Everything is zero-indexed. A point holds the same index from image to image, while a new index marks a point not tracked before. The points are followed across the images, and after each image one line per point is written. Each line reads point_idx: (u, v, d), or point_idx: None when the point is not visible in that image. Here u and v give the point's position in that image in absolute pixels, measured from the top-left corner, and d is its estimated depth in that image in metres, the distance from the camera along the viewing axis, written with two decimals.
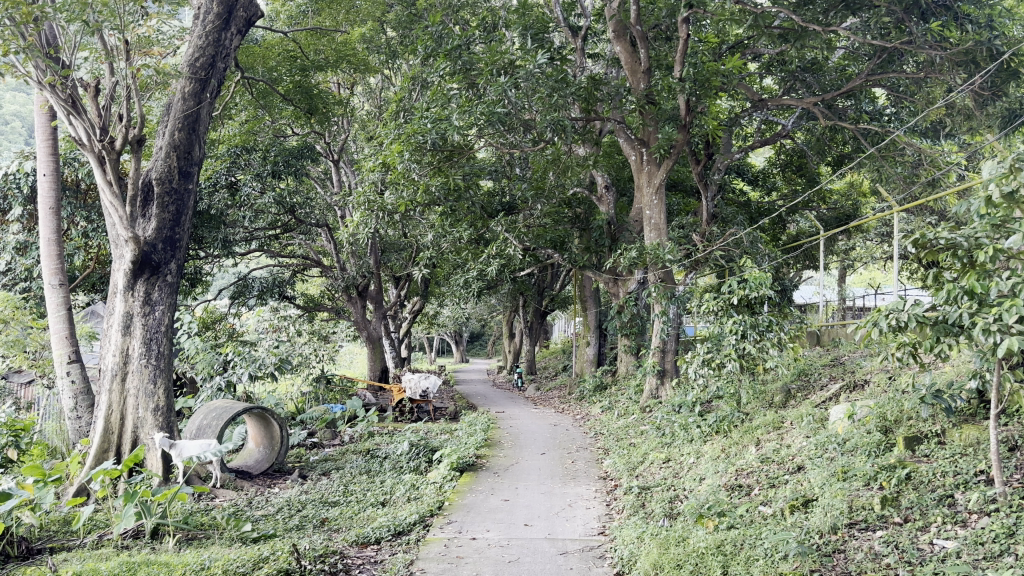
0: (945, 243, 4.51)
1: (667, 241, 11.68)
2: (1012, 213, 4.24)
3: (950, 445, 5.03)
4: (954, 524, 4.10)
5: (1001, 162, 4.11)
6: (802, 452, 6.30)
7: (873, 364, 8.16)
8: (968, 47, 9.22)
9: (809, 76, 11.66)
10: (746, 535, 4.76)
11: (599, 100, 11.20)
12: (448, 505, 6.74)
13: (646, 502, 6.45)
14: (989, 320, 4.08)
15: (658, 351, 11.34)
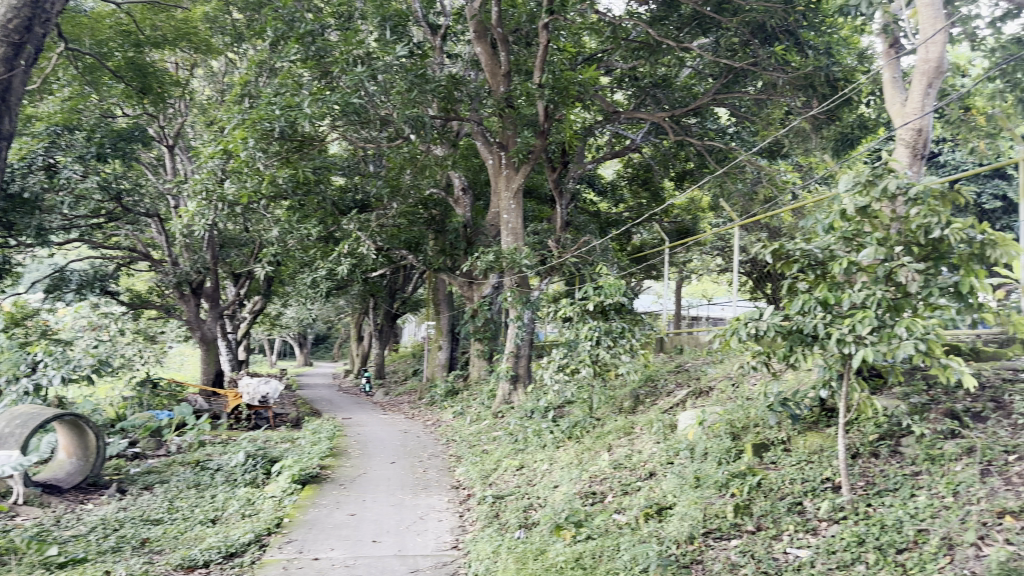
0: (801, 253, 4.65)
1: (523, 246, 11.62)
2: (863, 228, 4.49)
3: (795, 452, 5.17)
4: (806, 532, 4.18)
5: (857, 177, 4.46)
6: (654, 458, 6.32)
7: (718, 371, 8.40)
8: (808, 71, 9.78)
9: (659, 92, 11.72)
10: (604, 546, 4.66)
11: (458, 99, 10.97)
12: (288, 522, 6.21)
13: (500, 512, 6.24)
14: (844, 331, 4.27)
15: (512, 356, 11.24)
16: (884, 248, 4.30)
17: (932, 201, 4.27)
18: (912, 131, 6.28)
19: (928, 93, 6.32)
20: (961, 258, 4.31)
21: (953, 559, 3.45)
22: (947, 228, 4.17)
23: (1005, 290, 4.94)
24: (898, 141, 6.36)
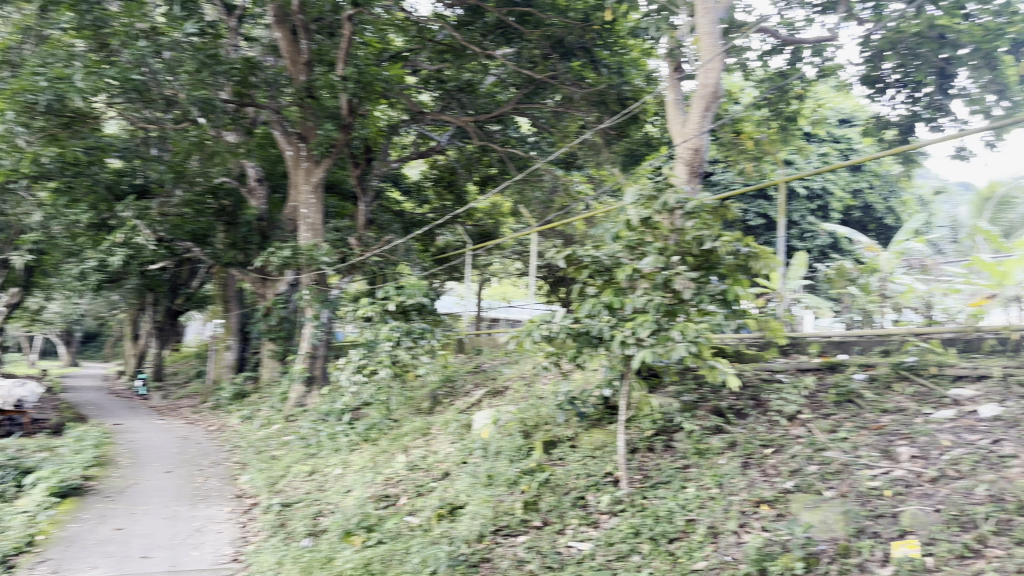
0: (590, 259, 4.90)
1: (323, 243, 11.30)
2: (644, 238, 4.78)
3: (581, 448, 5.38)
4: (588, 526, 4.37)
5: (642, 190, 4.75)
6: (448, 458, 6.33)
7: (513, 371, 8.62)
8: (601, 89, 10.47)
9: (464, 97, 11.52)
10: (394, 550, 4.59)
11: (255, 86, 10.40)
12: (40, 541, 5.52)
13: (287, 521, 5.95)
14: (626, 334, 4.55)
15: (307, 357, 10.87)
16: (663, 257, 4.64)
17: (706, 216, 4.65)
18: (690, 150, 6.84)
19: (705, 116, 6.86)
20: (728, 268, 4.71)
21: (717, 546, 3.73)
22: (717, 241, 4.55)
23: (763, 297, 5.27)
24: (678, 159, 6.90)
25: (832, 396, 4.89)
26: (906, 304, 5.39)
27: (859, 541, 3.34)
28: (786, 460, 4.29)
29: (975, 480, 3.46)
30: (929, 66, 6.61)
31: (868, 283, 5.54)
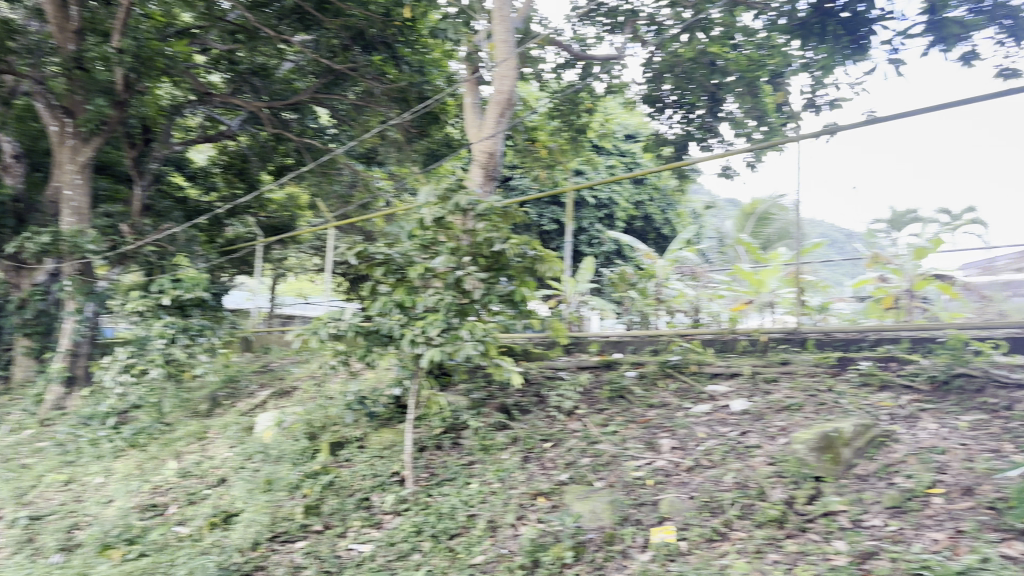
0: (382, 258, 4.77)
1: (90, 232, 9.91)
2: (437, 237, 4.78)
3: (368, 449, 5.28)
4: (370, 527, 4.31)
5: (435, 190, 4.78)
6: (226, 463, 5.96)
7: (302, 370, 8.31)
8: (402, 86, 10.38)
9: (257, 81, 10.78)
10: (158, 563, 4.25)
11: (10, 48, 9.23)
12: None
13: (33, 537, 5.31)
14: (416, 332, 4.60)
15: (68, 355, 9.71)
16: (455, 257, 4.70)
17: (496, 219, 4.74)
18: (485, 153, 6.97)
19: (500, 122, 6.99)
20: (517, 270, 4.83)
21: (494, 540, 3.81)
22: (507, 244, 4.63)
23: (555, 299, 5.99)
24: (473, 162, 6.99)
25: (607, 392, 5.21)
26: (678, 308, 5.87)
27: (624, 529, 3.56)
28: (563, 453, 4.49)
29: (725, 469, 3.80)
30: (701, 89, 7.19)
31: (645, 287, 5.96)
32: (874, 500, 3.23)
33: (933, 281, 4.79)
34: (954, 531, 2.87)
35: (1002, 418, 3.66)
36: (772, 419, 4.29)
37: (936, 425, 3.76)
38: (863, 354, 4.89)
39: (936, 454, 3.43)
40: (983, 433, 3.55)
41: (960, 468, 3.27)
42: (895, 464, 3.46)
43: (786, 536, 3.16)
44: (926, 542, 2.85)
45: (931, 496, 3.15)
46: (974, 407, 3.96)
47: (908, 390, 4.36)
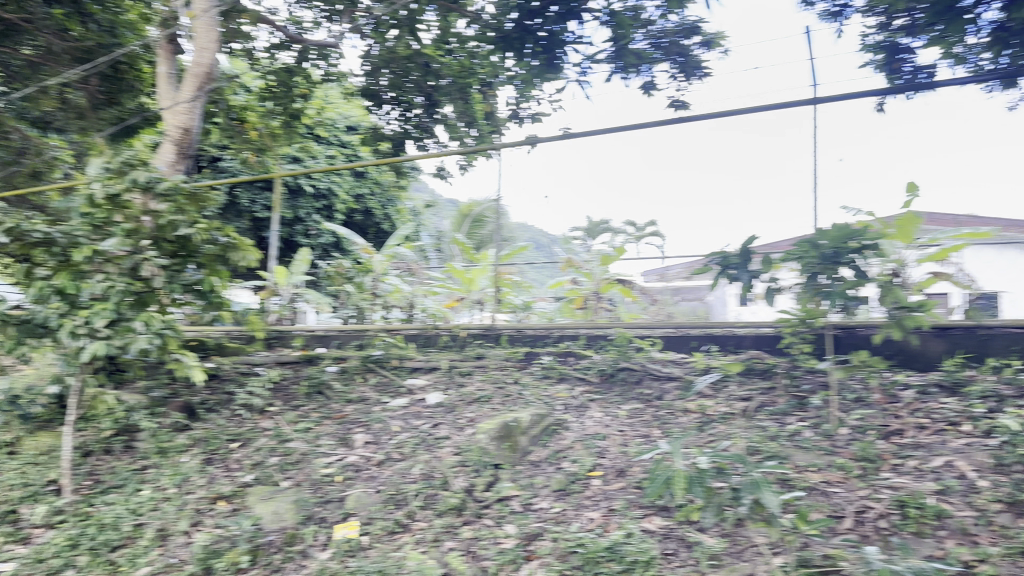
0: (39, 237, 4.15)
1: None
2: (112, 217, 4.28)
3: (20, 455, 4.54)
4: (13, 543, 3.73)
5: (109, 163, 4.27)
6: None
7: None
8: (88, 48, 7.90)
9: None
10: None
11: None
12: None
13: None
14: (78, 322, 4.10)
15: None
16: (132, 240, 4.26)
17: (181, 200, 4.36)
18: (179, 129, 6.38)
19: (197, 97, 6.43)
20: (207, 257, 4.49)
21: (164, 549, 3.51)
22: (192, 228, 4.29)
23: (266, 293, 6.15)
24: (164, 137, 6.37)
25: (304, 388, 5.05)
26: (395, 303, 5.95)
27: (305, 528, 3.47)
28: (250, 454, 4.27)
29: (413, 460, 3.88)
30: (418, 89, 7.02)
31: (362, 282, 6.01)
32: (543, 484, 3.49)
33: (615, 285, 5.19)
34: (608, 509, 3.19)
35: (654, 407, 4.16)
36: (462, 411, 4.46)
37: (601, 414, 4.18)
38: (546, 349, 5.28)
39: (599, 440, 3.81)
40: (638, 420, 4.01)
41: (616, 452, 3.67)
42: (564, 450, 3.78)
43: (463, 523, 3.30)
44: (584, 520, 3.14)
45: (591, 478, 3.49)
46: (633, 396, 4.41)
47: (581, 381, 4.78)
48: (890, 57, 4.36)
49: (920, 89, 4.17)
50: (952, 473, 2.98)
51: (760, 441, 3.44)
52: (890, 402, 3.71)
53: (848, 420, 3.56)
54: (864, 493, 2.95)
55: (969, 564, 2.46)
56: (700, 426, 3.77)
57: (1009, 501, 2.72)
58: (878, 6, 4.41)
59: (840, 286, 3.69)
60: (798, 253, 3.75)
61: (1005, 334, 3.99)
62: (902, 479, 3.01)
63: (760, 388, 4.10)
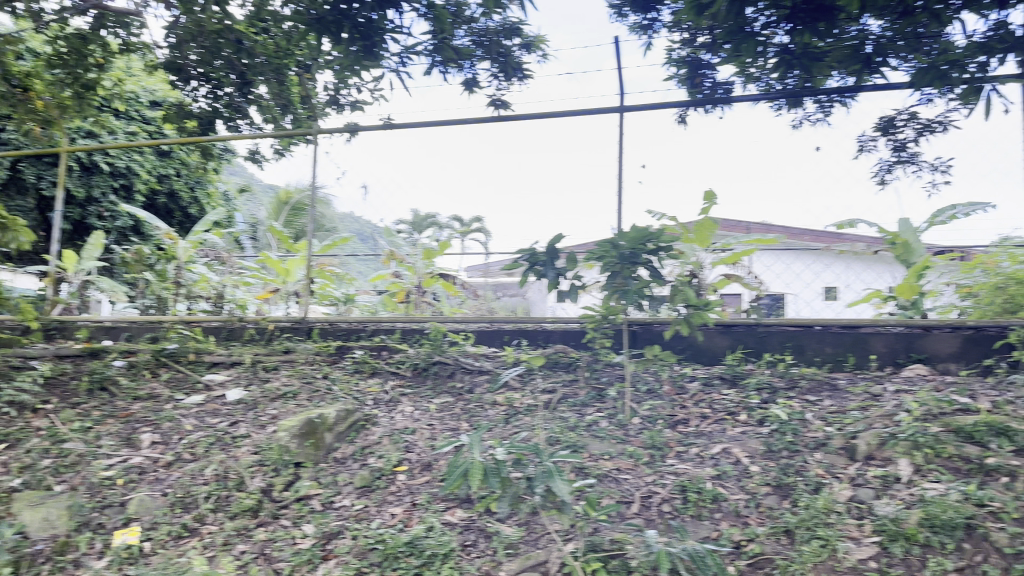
0: None
1: None
2: None
3: None
4: None
5: None
6: None
7: None
8: None
9: None
10: None
11: None
12: None
13: None
14: None
15: None
16: None
17: None
18: None
19: None
20: None
21: None
22: None
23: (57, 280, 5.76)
24: None
25: (85, 384, 4.60)
26: (200, 293, 5.69)
27: (79, 535, 3.18)
28: (17, 456, 3.83)
29: (206, 461, 3.66)
30: (229, 66, 6.21)
31: (164, 270, 5.72)
32: (346, 481, 3.43)
33: (437, 279, 5.92)
34: (410, 504, 3.19)
35: (463, 400, 4.19)
36: (264, 408, 4.27)
37: (411, 408, 4.15)
38: (359, 343, 5.10)
39: (407, 435, 3.79)
40: (447, 414, 4.03)
41: (423, 446, 3.67)
42: (370, 446, 3.72)
43: (258, 524, 3.16)
44: (385, 516, 3.12)
45: (396, 473, 3.47)
46: (444, 390, 4.38)
47: (393, 376, 4.64)
48: (692, 72, 4.73)
49: (718, 103, 4.56)
50: (728, 459, 3.25)
51: (560, 432, 3.57)
52: (679, 394, 3.99)
53: (642, 411, 3.78)
54: (651, 479, 3.15)
55: (738, 542, 2.70)
56: (506, 419, 3.85)
57: (773, 483, 3.01)
58: (684, 23, 4.70)
59: (636, 284, 3.89)
60: (599, 253, 3.86)
61: (779, 332, 4.43)
62: (685, 465, 3.24)
63: (564, 381, 4.24)
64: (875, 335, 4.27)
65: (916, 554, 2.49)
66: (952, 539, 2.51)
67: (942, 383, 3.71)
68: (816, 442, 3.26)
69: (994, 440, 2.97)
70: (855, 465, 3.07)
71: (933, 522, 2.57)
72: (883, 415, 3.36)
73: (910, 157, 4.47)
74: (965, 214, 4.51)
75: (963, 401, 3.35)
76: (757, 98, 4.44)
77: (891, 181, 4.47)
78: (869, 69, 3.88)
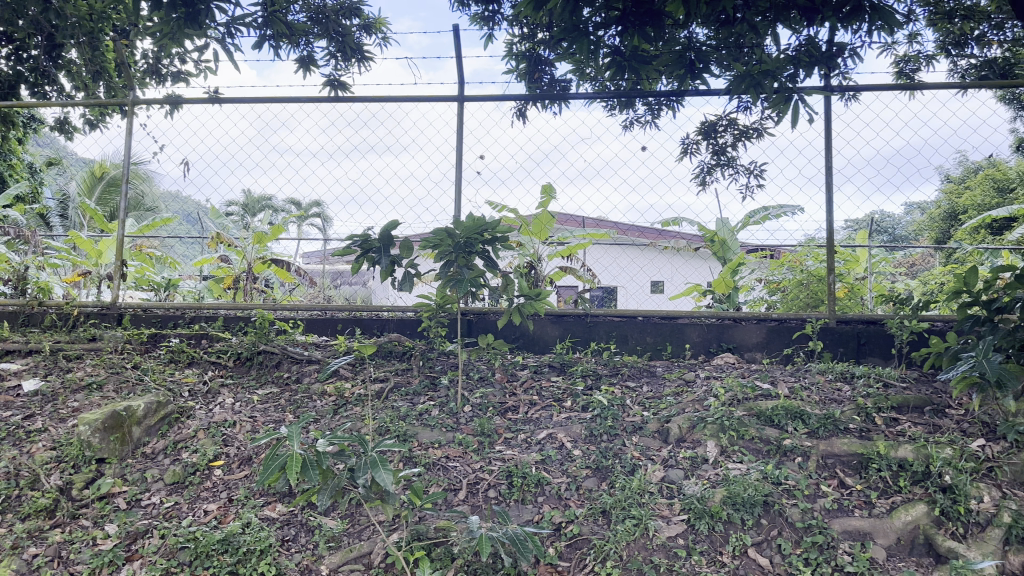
0: None
1: None
2: None
3: None
4: None
5: None
6: None
7: None
8: None
9: None
10: None
11: None
12: None
13: None
14: None
15: None
16: None
17: None
18: None
19: None
20: None
21: None
22: None
23: None
24: None
25: None
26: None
27: None
28: None
29: None
30: (34, 27, 5.57)
31: None
32: (156, 478, 3.22)
33: (268, 266, 5.69)
34: (226, 500, 3.05)
35: (289, 391, 4.04)
36: (65, 400, 3.90)
37: (232, 400, 3.95)
38: (175, 331, 4.74)
39: (225, 428, 3.60)
40: (271, 406, 3.87)
41: (243, 440, 3.50)
42: (184, 441, 3.51)
43: (53, 526, 2.90)
44: (198, 514, 2.96)
45: (212, 468, 3.29)
46: (269, 381, 4.20)
47: (213, 366, 4.39)
48: (531, 67, 4.82)
49: (555, 100, 4.66)
50: (552, 445, 3.34)
51: (389, 421, 3.52)
52: (509, 381, 4.06)
53: (472, 399, 3.81)
54: (479, 466, 3.19)
55: (558, 525, 2.79)
56: (334, 409, 3.75)
57: (594, 466, 3.13)
58: (524, 19, 4.78)
59: (470, 274, 3.76)
60: (434, 241, 3.69)
61: (605, 322, 4.61)
62: (512, 451, 3.31)
63: (397, 369, 4.19)
64: (692, 325, 4.53)
65: (719, 530, 2.69)
66: (751, 515, 2.71)
67: (746, 371, 4.02)
68: (634, 426, 3.44)
69: (790, 423, 3.24)
70: (669, 447, 3.25)
71: (734, 500, 2.76)
72: (694, 401, 3.59)
73: (728, 161, 4.79)
74: (775, 215, 4.93)
75: (764, 387, 3.65)
76: (591, 97, 4.61)
77: (711, 182, 4.78)
78: (692, 74, 4.03)
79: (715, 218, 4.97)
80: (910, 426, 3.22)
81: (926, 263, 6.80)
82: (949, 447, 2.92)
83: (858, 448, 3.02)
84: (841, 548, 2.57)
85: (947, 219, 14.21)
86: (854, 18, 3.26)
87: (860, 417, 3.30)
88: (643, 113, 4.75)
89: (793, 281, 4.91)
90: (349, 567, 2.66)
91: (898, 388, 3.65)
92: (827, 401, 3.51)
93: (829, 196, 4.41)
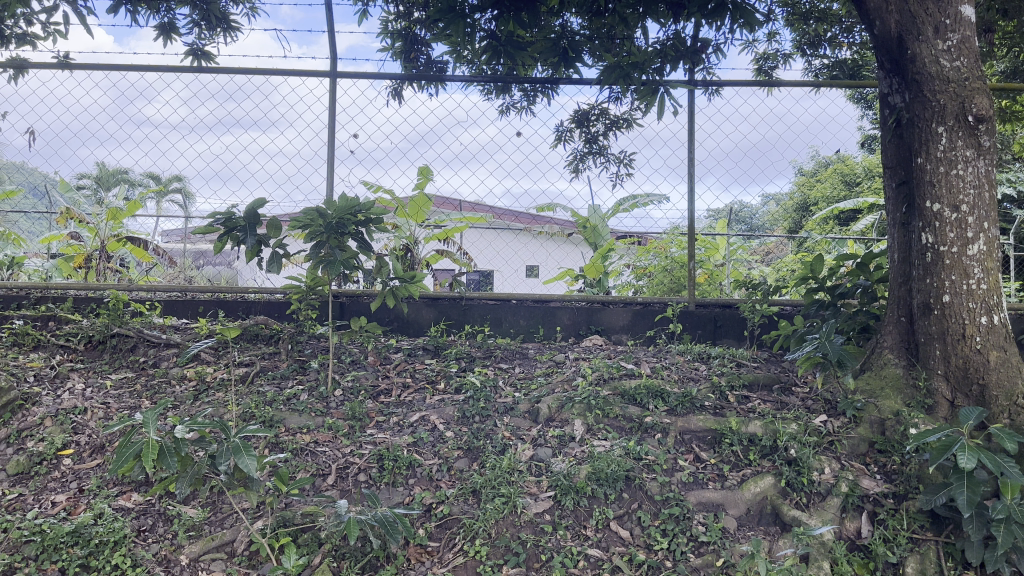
0: None
1: None
2: None
3: None
4: None
5: None
6: None
7: None
8: None
9: None
10: None
11: None
12: None
13: None
14: None
15: None
16: None
17: None
18: None
19: None
20: None
21: None
22: None
23: None
24: None
25: None
26: None
27: None
28: None
29: None
30: None
31: None
32: None
33: (124, 245, 5.37)
34: (76, 490, 2.88)
35: (146, 375, 3.84)
36: None
37: (82, 385, 3.70)
38: (19, 312, 4.40)
39: (75, 415, 3.38)
40: (126, 391, 3.66)
41: (94, 427, 3.30)
42: (29, 429, 3.27)
43: None
44: (44, 506, 2.77)
45: (60, 457, 3.09)
46: (123, 365, 3.97)
47: (61, 350, 4.10)
48: (407, 46, 4.75)
49: (431, 81, 4.62)
50: (425, 427, 3.35)
51: (256, 406, 3.42)
52: (382, 364, 4.03)
53: (343, 382, 3.75)
54: (349, 450, 3.16)
55: (428, 506, 2.81)
56: (195, 395, 3.60)
57: (465, 447, 3.17)
58: None
59: (342, 256, 3.66)
60: (304, 221, 3.57)
61: (479, 305, 4.65)
62: (383, 434, 3.28)
63: (264, 353, 4.06)
64: (562, 308, 4.64)
65: (584, 505, 2.79)
66: (613, 489, 2.84)
67: (613, 352, 4.18)
68: (506, 407, 3.50)
69: (651, 401, 3.40)
70: (538, 427, 3.34)
71: (598, 475, 2.87)
72: (563, 381, 3.70)
73: (600, 149, 4.93)
74: (643, 203, 5.11)
75: (627, 366, 3.81)
76: (467, 80, 4.60)
77: (584, 170, 4.91)
78: (565, 62, 4.03)
79: (587, 205, 5.11)
80: (760, 403, 3.45)
81: (779, 251, 7.26)
82: (795, 422, 3.14)
83: (713, 425, 3.20)
84: (696, 519, 2.73)
85: (799, 210, 15.20)
86: (718, 14, 3.38)
87: (716, 395, 3.50)
88: (519, 99, 4.80)
89: (659, 266, 5.14)
90: (210, 556, 2.57)
91: (750, 367, 3.90)
92: (687, 379, 3.71)
93: (693, 185, 4.62)
